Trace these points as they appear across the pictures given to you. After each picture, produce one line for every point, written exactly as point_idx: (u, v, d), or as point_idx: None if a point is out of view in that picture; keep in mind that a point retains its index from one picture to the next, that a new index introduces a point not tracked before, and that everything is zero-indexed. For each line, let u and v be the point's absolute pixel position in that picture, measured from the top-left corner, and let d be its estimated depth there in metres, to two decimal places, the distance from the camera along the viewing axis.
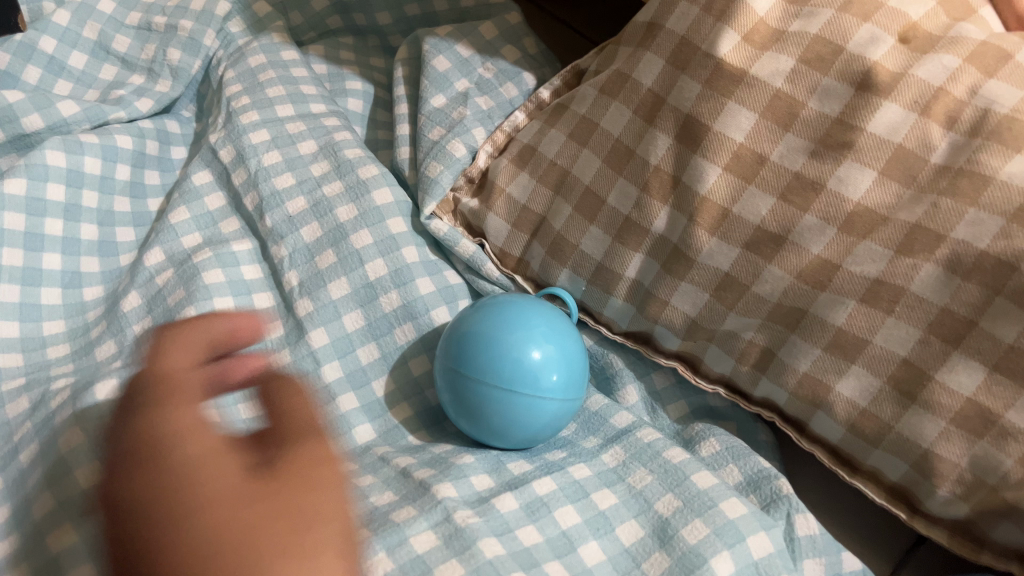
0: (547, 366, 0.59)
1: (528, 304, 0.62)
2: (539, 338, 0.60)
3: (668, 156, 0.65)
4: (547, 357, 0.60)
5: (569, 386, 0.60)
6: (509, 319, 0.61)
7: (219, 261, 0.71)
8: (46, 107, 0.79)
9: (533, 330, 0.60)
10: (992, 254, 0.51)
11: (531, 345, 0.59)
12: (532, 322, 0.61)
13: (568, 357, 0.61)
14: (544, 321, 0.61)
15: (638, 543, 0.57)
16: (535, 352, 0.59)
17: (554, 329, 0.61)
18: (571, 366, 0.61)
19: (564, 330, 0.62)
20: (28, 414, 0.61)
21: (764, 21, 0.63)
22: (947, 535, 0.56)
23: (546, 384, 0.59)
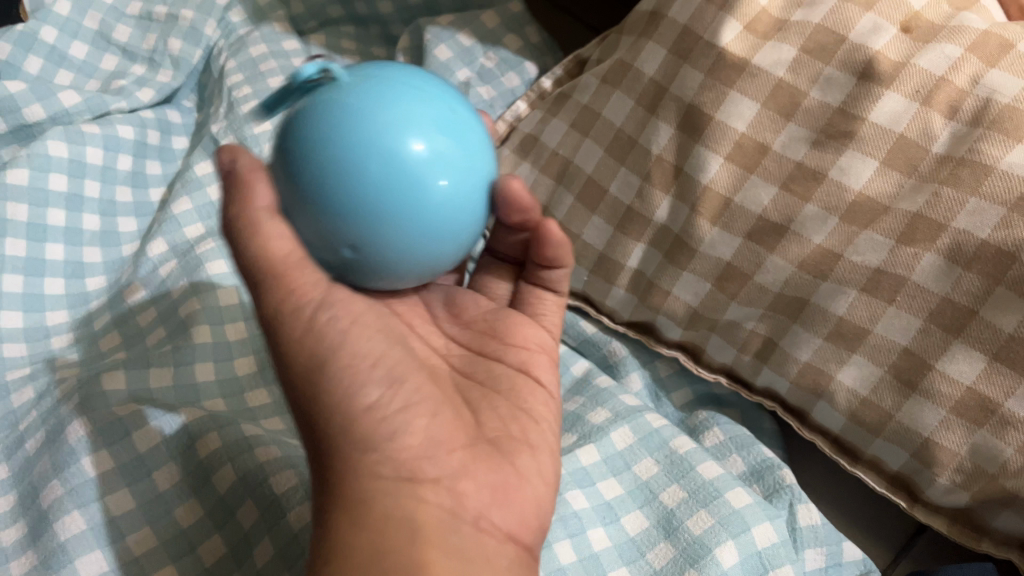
0: (434, 163, 0.42)
1: (396, 79, 0.44)
2: (425, 124, 0.42)
3: (670, 145, 0.66)
4: (433, 149, 0.42)
5: (471, 200, 0.45)
6: (373, 94, 0.42)
7: (222, 252, 0.71)
8: (47, 98, 0.79)
9: (419, 110, 0.42)
10: (992, 244, 0.51)
11: (415, 134, 0.41)
12: (426, 100, 0.43)
13: (471, 165, 0.44)
14: (438, 104, 0.44)
15: (643, 534, 0.57)
16: (418, 144, 0.42)
17: (447, 117, 0.43)
18: (466, 159, 0.44)
19: (466, 124, 0.45)
20: (34, 402, 0.61)
21: (767, 10, 0.64)
22: (947, 523, 0.57)
23: (441, 191, 0.42)
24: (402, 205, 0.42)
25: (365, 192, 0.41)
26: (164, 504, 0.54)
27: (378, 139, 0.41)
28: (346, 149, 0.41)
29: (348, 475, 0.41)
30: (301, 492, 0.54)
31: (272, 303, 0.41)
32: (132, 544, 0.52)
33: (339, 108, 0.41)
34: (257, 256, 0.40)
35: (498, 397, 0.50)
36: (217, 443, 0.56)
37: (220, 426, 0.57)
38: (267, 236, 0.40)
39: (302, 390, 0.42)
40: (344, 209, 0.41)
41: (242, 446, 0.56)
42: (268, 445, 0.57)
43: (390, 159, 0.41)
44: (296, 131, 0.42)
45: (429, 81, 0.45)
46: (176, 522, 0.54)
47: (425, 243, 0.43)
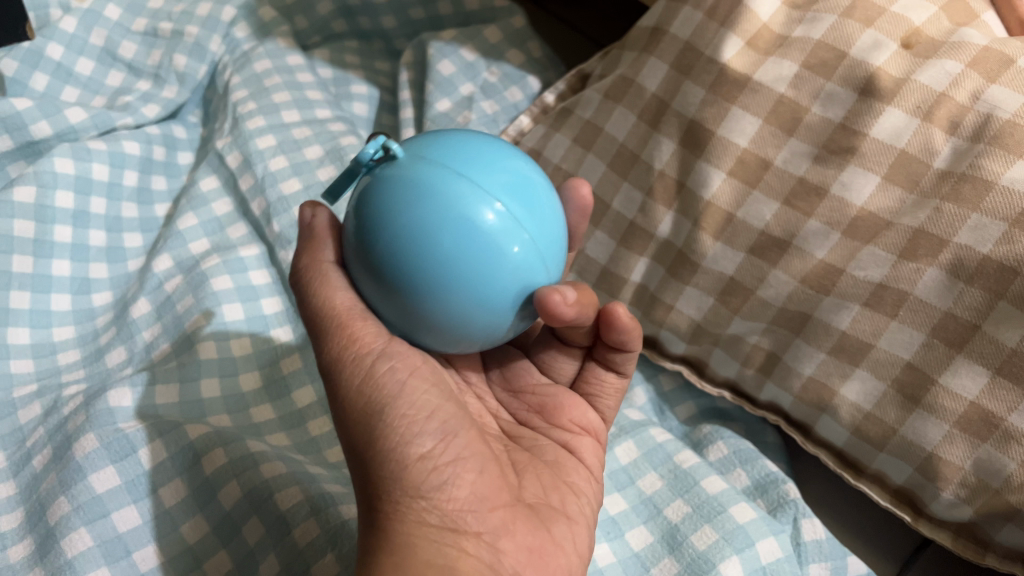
0: (505, 232, 0.41)
1: (466, 147, 0.43)
2: (495, 192, 0.41)
3: (672, 160, 0.67)
4: (504, 218, 0.41)
5: (543, 265, 0.43)
6: (444, 164, 0.41)
7: (226, 267, 0.72)
8: (54, 114, 0.80)
9: (493, 178, 0.41)
10: (994, 259, 0.51)
11: (486, 202, 0.40)
12: (498, 168, 0.42)
13: (542, 232, 0.43)
14: (510, 169, 0.43)
15: (647, 549, 0.57)
16: (489, 213, 0.40)
17: (519, 183, 0.42)
18: (539, 227, 0.43)
19: (538, 189, 0.44)
20: (40, 420, 0.62)
21: (768, 26, 0.65)
22: (951, 537, 0.57)
23: (511, 259, 0.41)
24: (470, 277, 0.40)
25: (430, 262, 0.40)
26: (170, 520, 0.55)
27: (446, 208, 0.40)
28: (416, 219, 0.40)
29: (394, 509, 0.41)
30: (306, 507, 0.54)
31: (333, 349, 0.44)
32: (137, 561, 0.53)
33: (406, 178, 0.41)
34: (322, 306, 0.44)
35: (544, 468, 0.51)
36: (223, 458, 0.57)
37: (226, 442, 0.58)
38: (331, 289, 0.45)
39: (354, 428, 0.43)
40: (411, 281, 0.41)
41: (247, 462, 0.57)
42: (273, 461, 0.57)
43: (458, 229, 0.40)
44: (367, 200, 0.42)
45: (500, 147, 0.44)
46: (182, 538, 0.54)
47: (492, 314, 0.42)
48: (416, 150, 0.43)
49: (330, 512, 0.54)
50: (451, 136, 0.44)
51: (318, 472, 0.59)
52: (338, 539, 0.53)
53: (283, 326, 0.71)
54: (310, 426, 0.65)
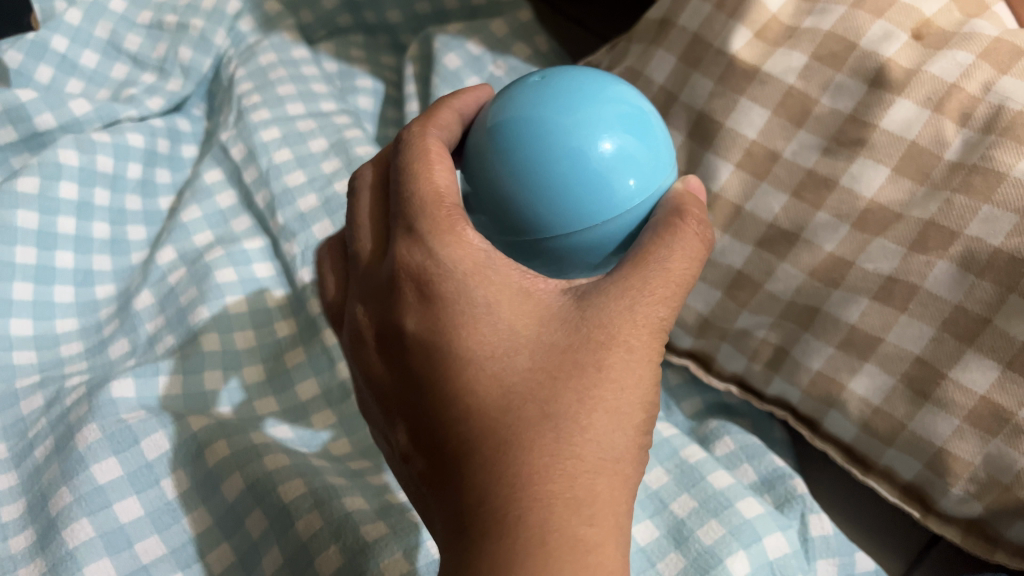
0: (621, 161, 0.43)
1: (581, 81, 0.45)
2: (613, 123, 0.43)
3: (680, 153, 0.67)
4: (620, 147, 0.43)
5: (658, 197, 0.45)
6: (564, 97, 0.44)
7: (230, 260, 0.71)
8: (59, 107, 0.79)
9: (607, 111, 0.43)
10: (1005, 251, 0.50)
11: (602, 133, 0.43)
12: (612, 100, 0.44)
13: (657, 166, 0.45)
14: (624, 101, 0.45)
15: (653, 543, 0.57)
16: (606, 143, 0.43)
17: (634, 116, 0.44)
18: (653, 155, 0.44)
19: (651, 124, 0.46)
20: (42, 411, 0.61)
21: (776, 17, 0.65)
22: (961, 533, 0.56)
23: (625, 192, 0.43)
24: (590, 208, 0.43)
25: (549, 191, 0.42)
26: (171, 512, 0.54)
27: (565, 140, 0.42)
28: (536, 152, 0.42)
29: (606, 499, 0.36)
30: (309, 500, 0.53)
31: (665, 293, 0.39)
32: (139, 552, 0.53)
33: (526, 109, 0.43)
34: (673, 252, 0.40)
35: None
36: (225, 451, 0.56)
37: (228, 434, 0.57)
38: (684, 241, 0.41)
39: (600, 382, 0.37)
40: (529, 208, 0.43)
41: (250, 454, 0.56)
42: (276, 453, 0.57)
43: (574, 158, 0.42)
44: (490, 126, 0.44)
45: (607, 79, 0.46)
46: (184, 530, 0.54)
47: (596, 245, 0.44)
48: (537, 88, 0.45)
49: (331, 505, 0.53)
50: (569, 73, 0.46)
51: (321, 464, 0.58)
52: (342, 532, 0.52)
53: (286, 319, 0.70)
54: (313, 418, 0.64)
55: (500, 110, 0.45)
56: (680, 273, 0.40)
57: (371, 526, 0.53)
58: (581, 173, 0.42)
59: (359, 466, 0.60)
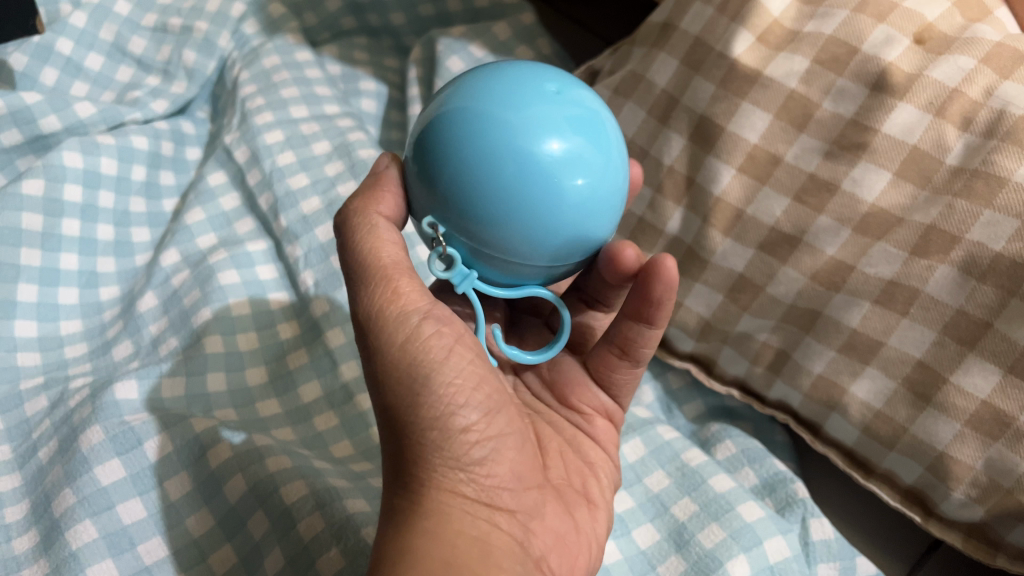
0: (571, 165, 0.38)
1: (525, 74, 0.40)
2: (565, 119, 0.38)
3: (682, 157, 0.67)
4: (573, 150, 0.38)
5: (610, 197, 0.41)
6: (506, 92, 0.39)
7: (233, 262, 0.71)
8: (64, 109, 0.80)
9: (559, 108, 0.39)
10: (1007, 255, 0.50)
11: (555, 131, 0.38)
12: (568, 94, 0.40)
13: (610, 170, 0.40)
14: (577, 99, 0.40)
15: (654, 547, 0.57)
16: (555, 145, 0.38)
17: (591, 112, 0.40)
18: (608, 159, 0.40)
19: (604, 122, 0.41)
20: (46, 412, 0.61)
21: (779, 21, 0.65)
22: (962, 538, 0.55)
23: (575, 194, 0.39)
24: (541, 214, 0.39)
25: (489, 195, 0.38)
26: (174, 514, 0.54)
27: (508, 138, 0.37)
28: (478, 152, 0.38)
29: (430, 504, 0.40)
30: (311, 502, 0.54)
31: (377, 301, 0.43)
32: (142, 553, 0.53)
33: (473, 103, 0.38)
34: (370, 257, 0.44)
35: (567, 446, 0.53)
36: (229, 453, 0.57)
37: (231, 436, 0.58)
38: (383, 241, 0.44)
39: (386, 421, 0.42)
40: (466, 211, 0.39)
41: (252, 456, 0.56)
42: (279, 455, 0.57)
43: (519, 158, 0.37)
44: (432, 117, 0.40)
45: (559, 73, 0.41)
46: (187, 532, 0.54)
47: (547, 252, 0.41)
48: (482, 82, 0.40)
49: (333, 507, 0.54)
50: (513, 64, 0.41)
51: (323, 467, 0.58)
52: (344, 534, 0.52)
53: (289, 321, 0.70)
54: (315, 421, 0.64)
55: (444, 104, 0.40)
56: (378, 273, 0.43)
57: (373, 528, 0.53)
58: (529, 181, 0.38)
59: (361, 469, 0.60)
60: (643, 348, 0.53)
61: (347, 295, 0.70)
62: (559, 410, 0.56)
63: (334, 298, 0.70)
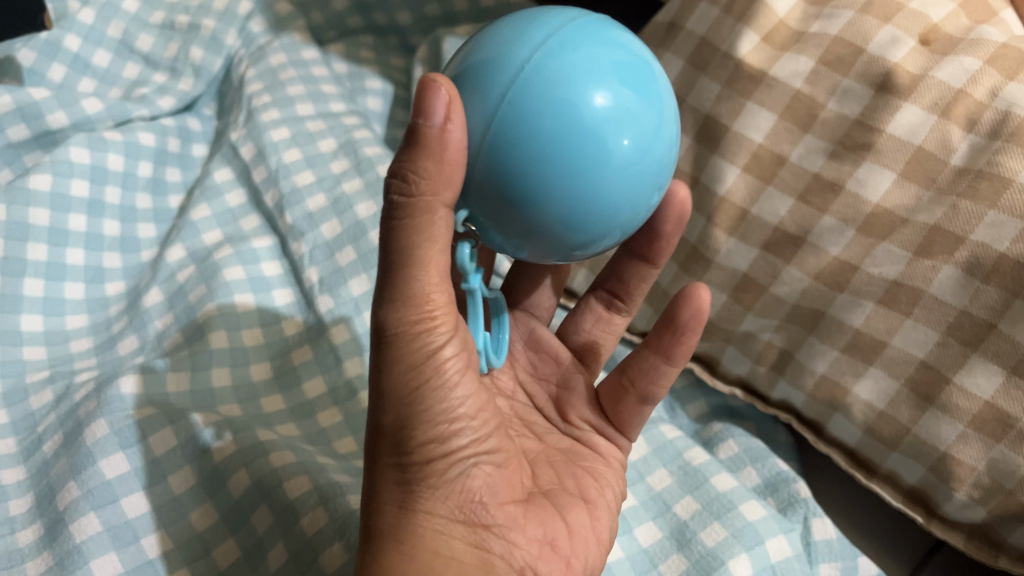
0: (617, 120, 0.37)
1: (570, 23, 0.39)
2: (609, 72, 0.37)
3: (686, 156, 0.68)
4: (618, 104, 0.37)
5: (658, 161, 0.39)
6: (549, 40, 0.37)
7: (239, 258, 0.72)
8: (71, 105, 0.80)
9: (605, 58, 0.37)
10: (1011, 256, 0.50)
11: (597, 83, 0.36)
12: (610, 46, 0.38)
13: (659, 129, 0.38)
14: (623, 51, 0.38)
15: (656, 545, 0.57)
16: (599, 97, 0.36)
17: (634, 64, 0.38)
18: (657, 120, 0.38)
19: (653, 77, 0.39)
20: (52, 406, 0.62)
21: (784, 22, 0.65)
22: (964, 539, 0.56)
23: (621, 155, 0.37)
24: (583, 175, 0.37)
25: (528, 157, 0.36)
26: (178, 508, 0.55)
27: (548, 88, 0.36)
28: (518, 102, 0.36)
29: (406, 525, 0.41)
30: (314, 497, 0.54)
31: (405, 321, 0.39)
32: (147, 546, 0.53)
33: (514, 53, 0.37)
34: (422, 267, 0.38)
35: (558, 454, 0.53)
36: (232, 447, 0.57)
37: (235, 431, 0.58)
38: (433, 245, 0.37)
39: (378, 430, 0.42)
40: (504, 176, 0.37)
41: (256, 451, 0.57)
42: (282, 450, 0.58)
43: (562, 112, 0.36)
44: (462, 75, 0.38)
45: (603, 25, 0.40)
46: (190, 526, 0.54)
47: (590, 223, 0.39)
48: (522, 32, 0.38)
49: (335, 502, 0.54)
50: (557, 14, 0.39)
51: (327, 462, 0.59)
52: (347, 529, 0.53)
53: (294, 317, 0.70)
54: (319, 417, 0.65)
55: (482, 53, 0.38)
56: (416, 289, 0.38)
57: None
58: (572, 137, 0.36)
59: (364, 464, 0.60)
60: (655, 383, 0.53)
61: (351, 293, 0.70)
62: (559, 425, 0.57)
63: (338, 296, 0.70)
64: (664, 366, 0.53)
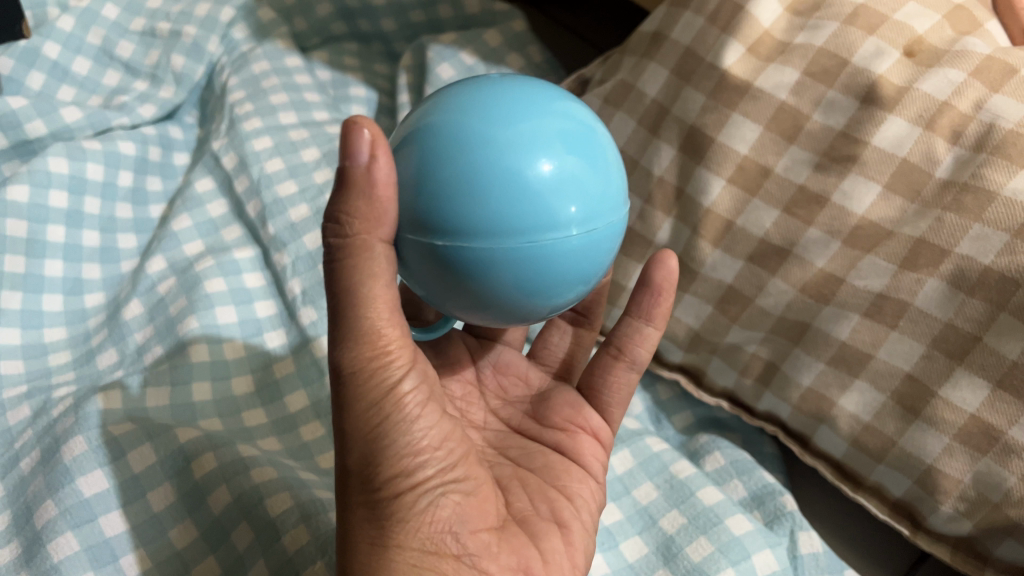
0: (564, 188, 0.37)
1: (514, 90, 0.39)
2: (554, 141, 0.38)
3: (671, 167, 0.67)
4: (563, 173, 0.38)
5: (607, 225, 0.40)
6: (493, 111, 0.38)
7: (220, 270, 0.71)
8: (50, 114, 0.79)
9: (550, 127, 0.38)
10: (995, 269, 0.50)
11: (542, 152, 0.37)
12: (555, 113, 0.39)
13: (606, 193, 0.39)
14: (569, 118, 0.39)
15: (641, 560, 0.57)
16: (545, 165, 0.37)
17: (580, 133, 0.39)
18: (604, 186, 0.39)
19: (599, 142, 0.40)
20: (29, 422, 0.61)
21: (769, 33, 0.65)
22: (951, 552, 0.55)
23: (570, 222, 0.38)
24: (532, 241, 0.37)
25: (475, 227, 0.37)
26: (157, 526, 0.54)
27: (493, 158, 0.37)
28: (466, 172, 0.37)
29: (378, 561, 0.40)
30: (296, 514, 0.54)
31: (358, 358, 0.39)
32: (124, 566, 0.52)
33: (460, 123, 0.38)
34: (365, 305, 0.38)
35: (532, 475, 0.51)
36: (212, 464, 0.56)
37: (216, 446, 0.57)
38: (376, 280, 0.38)
39: (346, 472, 0.41)
40: (451, 245, 0.38)
41: (237, 467, 0.56)
42: (263, 466, 0.57)
43: (509, 187, 0.36)
44: (406, 145, 0.39)
45: (549, 91, 0.41)
46: (170, 544, 0.53)
47: (545, 288, 0.39)
48: (469, 100, 0.39)
49: (318, 519, 0.54)
50: (501, 83, 0.40)
51: (309, 478, 0.58)
52: (329, 547, 0.53)
53: (277, 329, 0.70)
54: (302, 430, 0.64)
55: (428, 121, 0.39)
56: (364, 326, 0.39)
57: None
58: (520, 206, 0.37)
59: None
60: (638, 346, 0.56)
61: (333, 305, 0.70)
62: (546, 433, 0.56)
63: (321, 307, 0.70)
64: (642, 325, 0.55)
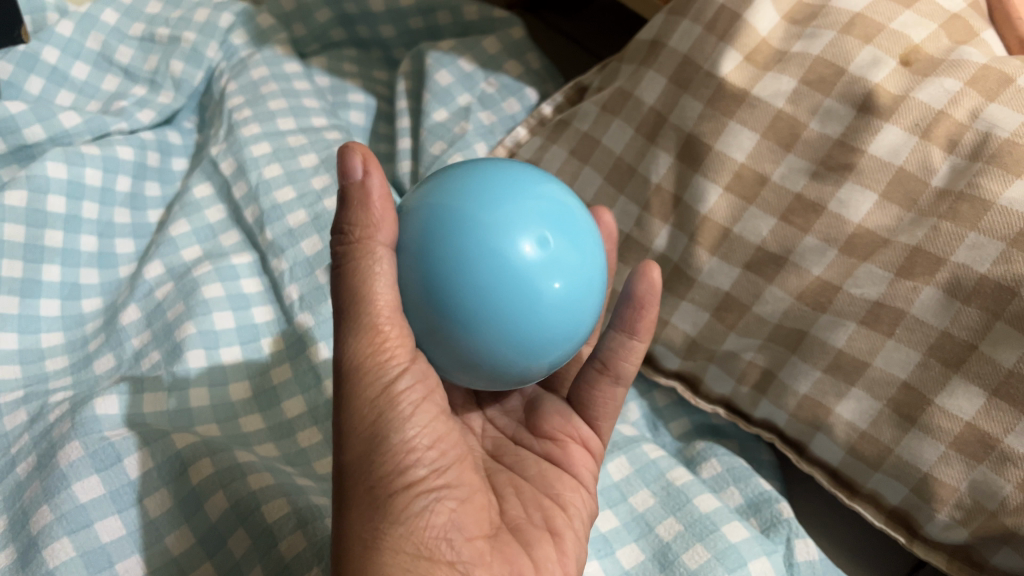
0: (545, 266, 0.43)
1: (501, 178, 0.45)
2: (536, 224, 0.43)
3: (669, 175, 0.67)
4: (544, 251, 0.43)
5: (583, 295, 0.45)
6: (482, 197, 0.43)
7: (218, 275, 0.71)
8: (48, 119, 0.79)
9: (532, 211, 0.44)
10: (991, 278, 0.50)
11: (525, 234, 0.43)
12: (536, 198, 0.44)
13: (582, 268, 0.45)
14: (548, 201, 0.45)
15: (638, 567, 0.57)
16: (527, 246, 0.43)
17: (556, 211, 0.45)
18: (580, 264, 0.45)
19: (576, 222, 0.46)
20: (26, 426, 0.61)
21: (767, 41, 0.65)
22: (947, 559, 0.55)
23: (549, 293, 0.43)
24: (517, 309, 0.43)
25: (466, 298, 0.42)
26: (154, 531, 0.54)
27: (482, 239, 0.42)
28: (458, 251, 0.42)
29: (369, 561, 0.39)
30: (293, 520, 0.54)
31: (357, 352, 0.40)
32: (120, 571, 0.52)
33: (454, 207, 0.43)
34: (366, 299, 0.40)
35: (525, 483, 0.51)
36: (209, 469, 0.56)
37: (213, 452, 0.57)
38: (379, 281, 0.41)
39: (341, 473, 0.41)
40: (445, 311, 0.42)
41: (234, 472, 0.56)
42: (260, 472, 0.57)
43: (495, 260, 0.42)
44: (406, 223, 0.44)
45: (532, 177, 0.46)
46: (166, 549, 0.53)
47: (533, 348, 0.44)
48: (462, 185, 0.45)
49: (314, 525, 0.54)
50: (491, 170, 0.46)
51: (306, 484, 0.58)
52: (325, 554, 0.53)
53: (275, 334, 0.70)
54: (299, 436, 0.64)
55: (425, 203, 0.44)
56: (365, 319, 0.40)
57: None
58: (507, 280, 0.42)
59: None
60: (624, 360, 0.55)
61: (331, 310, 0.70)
62: (536, 443, 0.56)
63: (319, 313, 0.70)
64: (627, 339, 0.55)
